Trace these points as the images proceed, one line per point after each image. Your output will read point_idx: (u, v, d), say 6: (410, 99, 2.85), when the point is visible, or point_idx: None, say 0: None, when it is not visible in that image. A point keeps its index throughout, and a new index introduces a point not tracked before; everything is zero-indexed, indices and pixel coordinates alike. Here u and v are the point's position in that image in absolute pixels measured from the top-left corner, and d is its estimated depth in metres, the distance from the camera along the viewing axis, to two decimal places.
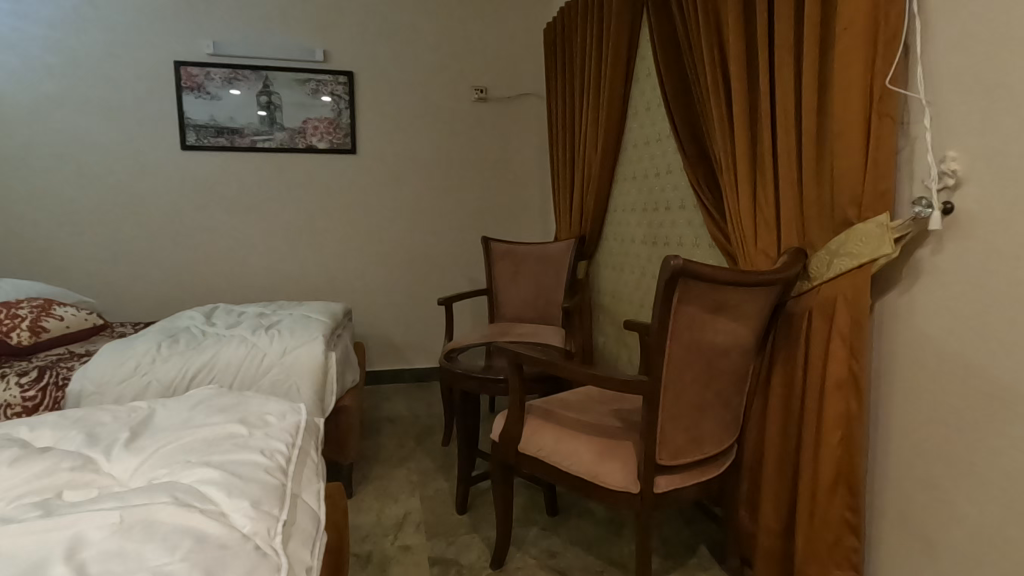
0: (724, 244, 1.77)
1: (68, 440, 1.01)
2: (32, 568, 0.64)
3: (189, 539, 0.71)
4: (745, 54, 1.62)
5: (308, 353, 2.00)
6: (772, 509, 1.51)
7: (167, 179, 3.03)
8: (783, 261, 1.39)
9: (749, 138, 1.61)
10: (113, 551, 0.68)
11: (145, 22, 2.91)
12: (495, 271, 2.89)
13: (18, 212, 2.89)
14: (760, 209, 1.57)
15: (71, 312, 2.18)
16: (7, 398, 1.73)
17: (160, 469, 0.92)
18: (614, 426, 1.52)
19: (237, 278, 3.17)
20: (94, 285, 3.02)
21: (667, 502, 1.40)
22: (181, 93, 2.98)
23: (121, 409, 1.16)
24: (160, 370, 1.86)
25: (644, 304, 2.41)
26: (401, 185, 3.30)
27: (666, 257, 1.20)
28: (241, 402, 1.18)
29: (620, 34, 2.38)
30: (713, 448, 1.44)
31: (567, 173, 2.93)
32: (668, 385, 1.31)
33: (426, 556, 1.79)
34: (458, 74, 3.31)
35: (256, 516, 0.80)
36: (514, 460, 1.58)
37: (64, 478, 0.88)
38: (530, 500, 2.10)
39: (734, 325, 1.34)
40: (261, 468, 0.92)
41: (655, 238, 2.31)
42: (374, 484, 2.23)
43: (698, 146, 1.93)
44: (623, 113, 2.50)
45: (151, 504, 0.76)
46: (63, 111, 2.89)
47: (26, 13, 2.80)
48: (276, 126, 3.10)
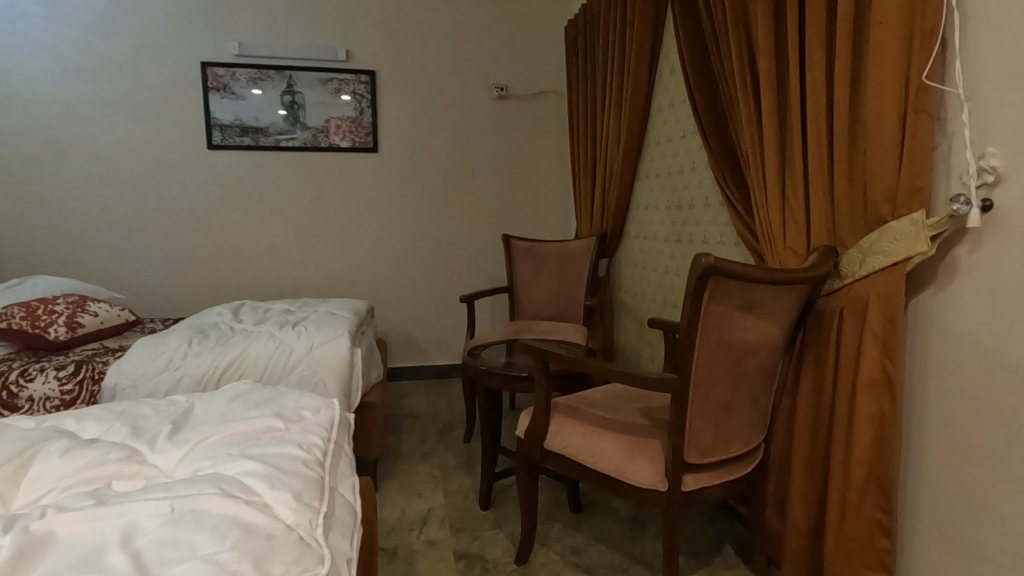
0: (751, 242, 1.76)
1: (113, 432, 1.05)
2: (91, 555, 0.67)
3: (237, 529, 0.73)
4: (775, 51, 1.60)
5: (335, 350, 2.03)
6: (801, 509, 1.50)
7: (194, 178, 3.09)
8: (814, 259, 1.38)
9: (778, 134, 1.59)
10: (167, 539, 0.70)
11: (173, 24, 2.97)
12: (516, 269, 2.89)
13: (53, 211, 2.98)
14: (789, 206, 1.56)
15: (105, 308, 2.24)
16: (47, 391, 1.78)
17: (202, 461, 0.94)
18: (641, 424, 1.52)
19: (262, 275, 3.22)
20: (124, 282, 3.09)
21: (694, 501, 1.40)
22: (207, 94, 3.03)
23: (161, 402, 1.20)
24: (191, 365, 1.90)
25: (667, 302, 2.39)
26: (422, 183, 3.33)
27: (696, 256, 1.20)
28: (275, 397, 1.20)
29: (644, 31, 2.36)
30: (741, 447, 1.43)
31: (589, 170, 2.93)
32: (697, 384, 1.31)
33: (451, 551, 1.80)
34: (479, 72, 3.32)
35: (298, 508, 0.82)
36: (540, 457, 1.59)
37: (112, 469, 0.91)
38: (553, 497, 2.11)
39: (763, 324, 1.34)
40: (300, 461, 0.94)
41: (678, 235, 2.30)
42: (398, 479, 2.25)
43: (725, 143, 1.92)
44: (646, 110, 2.49)
45: (198, 495, 0.78)
46: (95, 112, 2.96)
47: (59, 16, 2.87)
48: (299, 125, 3.14)
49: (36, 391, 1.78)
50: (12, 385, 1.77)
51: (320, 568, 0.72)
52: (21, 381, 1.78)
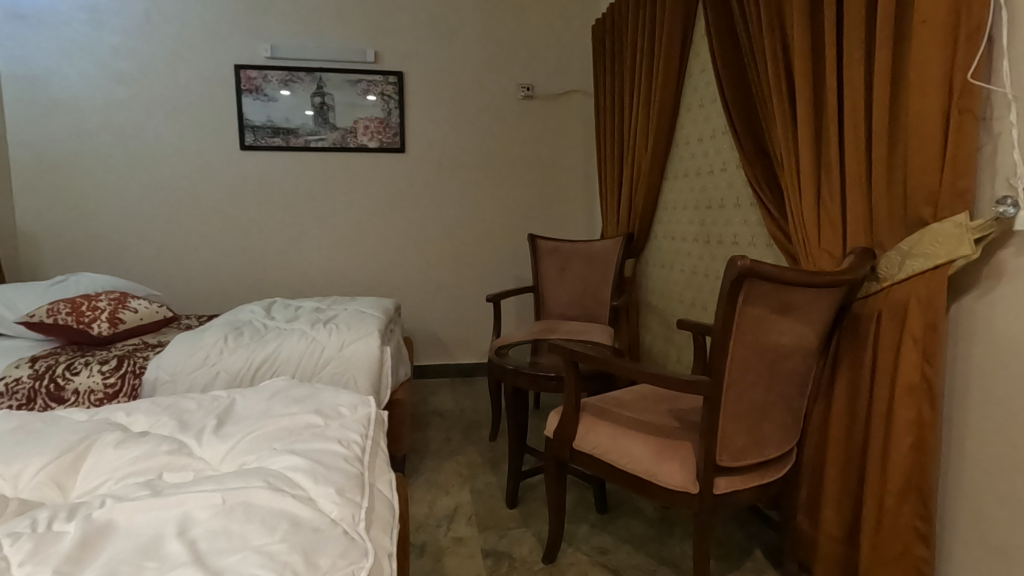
0: (784, 244, 1.74)
1: (162, 426, 1.09)
2: (149, 545, 0.70)
3: (285, 522, 0.76)
4: (812, 51, 1.57)
5: (365, 348, 2.07)
6: (834, 515, 1.48)
7: (227, 178, 3.16)
8: (851, 261, 1.36)
9: (814, 135, 1.57)
10: (220, 530, 0.73)
11: (207, 27, 3.05)
12: (541, 269, 2.90)
13: (93, 209, 3.08)
14: (825, 207, 1.53)
15: (144, 304, 2.31)
16: (91, 384, 1.86)
17: (248, 456, 0.97)
18: (671, 425, 1.51)
19: (292, 274, 3.28)
20: (159, 278, 3.18)
21: (726, 504, 1.39)
22: (240, 96, 3.10)
23: (204, 398, 1.24)
24: (227, 361, 1.95)
25: (695, 303, 2.38)
26: (448, 184, 3.35)
27: (732, 258, 1.19)
28: (313, 394, 1.23)
29: (674, 29, 2.34)
30: (774, 451, 1.42)
31: (615, 169, 2.91)
32: (729, 387, 1.30)
33: (479, 548, 1.82)
34: (505, 72, 3.33)
35: (341, 502, 0.84)
36: (569, 456, 1.60)
37: (163, 461, 0.95)
38: (579, 497, 2.11)
39: (799, 327, 1.32)
40: (340, 457, 0.97)
41: (707, 236, 2.27)
42: (424, 476, 2.28)
43: (757, 143, 1.90)
44: (675, 109, 2.47)
45: (248, 488, 0.80)
46: (133, 114, 3.05)
47: (100, 22, 2.97)
48: (328, 126, 3.19)
49: (81, 384, 1.85)
50: (59, 378, 1.85)
51: (364, 562, 0.74)
52: (67, 374, 1.86)
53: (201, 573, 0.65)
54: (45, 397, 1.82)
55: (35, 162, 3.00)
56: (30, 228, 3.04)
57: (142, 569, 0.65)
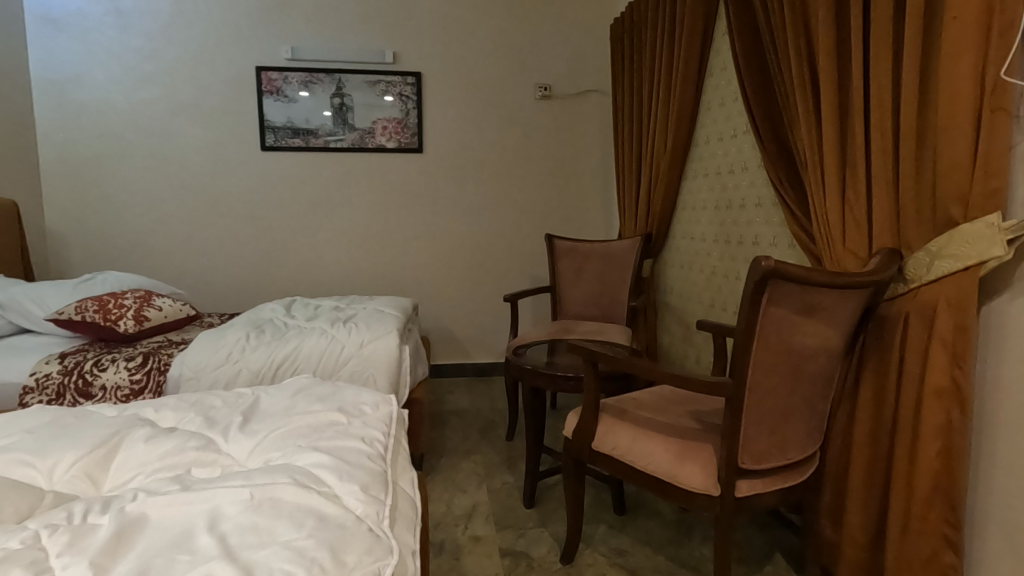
0: (807, 244, 1.71)
1: (189, 422, 1.11)
2: (180, 539, 0.71)
3: (312, 518, 0.77)
4: (836, 48, 1.55)
5: (384, 346, 2.08)
6: (859, 520, 1.46)
7: (248, 179, 3.21)
8: (877, 262, 1.34)
9: (839, 134, 1.55)
10: (248, 525, 0.74)
11: (230, 30, 3.09)
12: (558, 269, 2.89)
13: (118, 209, 3.14)
14: (850, 207, 1.51)
15: (168, 303, 2.35)
16: (118, 380, 1.89)
17: (273, 452, 0.99)
18: (692, 427, 1.50)
19: (311, 273, 3.32)
20: (182, 277, 3.24)
21: (748, 507, 1.38)
22: (262, 97, 3.14)
23: (228, 395, 1.25)
24: (249, 358, 1.98)
25: (715, 304, 2.35)
26: (466, 184, 3.36)
27: (756, 258, 1.18)
28: (336, 391, 1.25)
29: (694, 27, 2.32)
30: (798, 454, 1.40)
31: (633, 169, 2.90)
32: (752, 388, 1.28)
33: (497, 547, 1.83)
34: (523, 72, 3.33)
35: (366, 499, 0.85)
36: (588, 457, 1.60)
37: (191, 456, 0.96)
38: (597, 498, 2.11)
39: (824, 328, 1.30)
40: (364, 455, 0.98)
41: (727, 236, 2.25)
42: (442, 475, 2.29)
43: (779, 142, 1.88)
44: (695, 108, 2.45)
45: (275, 485, 0.81)
46: (157, 115, 3.11)
47: (126, 25, 3.03)
48: (347, 126, 3.22)
49: (109, 379, 1.89)
50: (87, 374, 1.89)
51: (390, 559, 0.75)
52: (95, 370, 1.90)
53: (231, 567, 0.66)
54: (74, 392, 1.87)
55: (64, 163, 3.07)
56: (59, 227, 3.11)
57: (175, 562, 0.67)
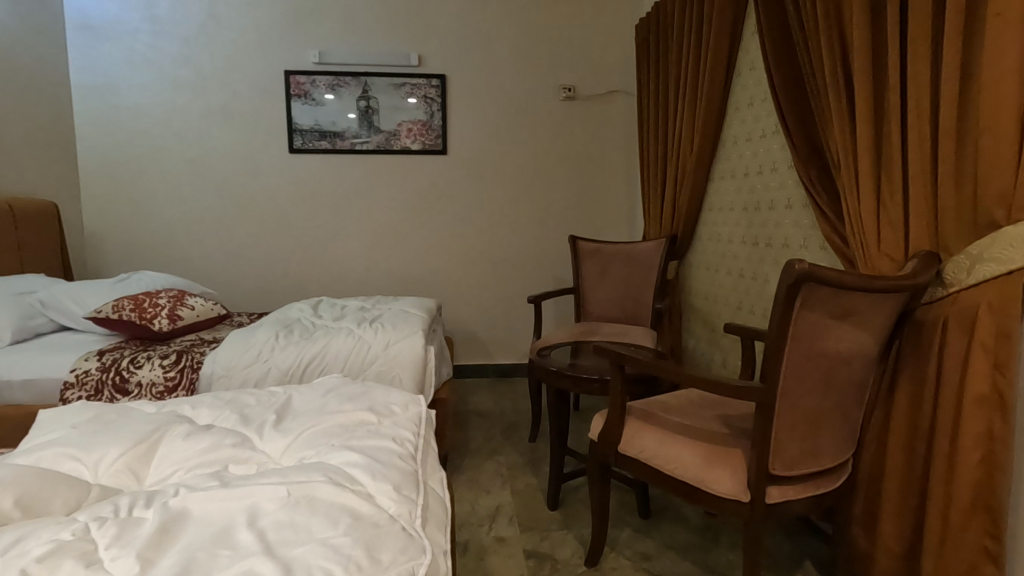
0: (839, 246, 1.68)
1: (225, 419, 1.14)
2: (222, 534, 0.73)
3: (347, 516, 0.78)
4: (872, 46, 1.52)
5: (410, 346, 2.10)
6: (893, 530, 1.43)
7: (277, 181, 3.27)
8: (914, 266, 1.30)
9: (873, 134, 1.51)
10: (286, 522, 0.75)
11: (260, 35, 3.15)
12: (582, 270, 2.88)
13: (152, 211, 3.23)
14: (885, 209, 1.48)
15: (200, 302, 2.41)
16: (152, 377, 1.95)
17: (306, 451, 1.01)
18: (720, 431, 1.48)
19: (337, 273, 3.37)
20: (213, 277, 3.31)
21: (777, 514, 1.36)
22: (290, 101, 3.20)
23: (262, 393, 1.28)
24: (279, 358, 2.02)
25: (742, 306, 2.32)
26: (490, 186, 3.38)
27: (789, 262, 1.16)
28: (366, 391, 1.26)
29: (722, 27, 2.29)
30: (830, 461, 1.38)
31: (658, 170, 2.88)
32: (784, 393, 1.26)
33: (521, 549, 1.83)
34: (547, 73, 3.33)
35: (398, 499, 0.86)
36: (614, 460, 1.59)
37: (227, 453, 0.99)
38: (622, 501, 2.10)
39: (859, 333, 1.27)
40: (395, 455, 0.99)
41: (755, 238, 2.22)
42: (466, 475, 2.30)
43: (811, 142, 1.84)
44: (723, 108, 2.42)
45: (311, 482, 0.83)
46: (190, 119, 3.19)
47: (161, 32, 3.12)
48: (372, 129, 3.26)
49: (144, 376, 1.94)
50: (123, 371, 1.95)
51: (423, 558, 0.75)
52: (131, 367, 1.96)
53: (272, 563, 0.67)
54: (112, 388, 1.92)
55: (101, 166, 3.17)
56: (96, 228, 3.21)
57: (217, 557, 0.68)
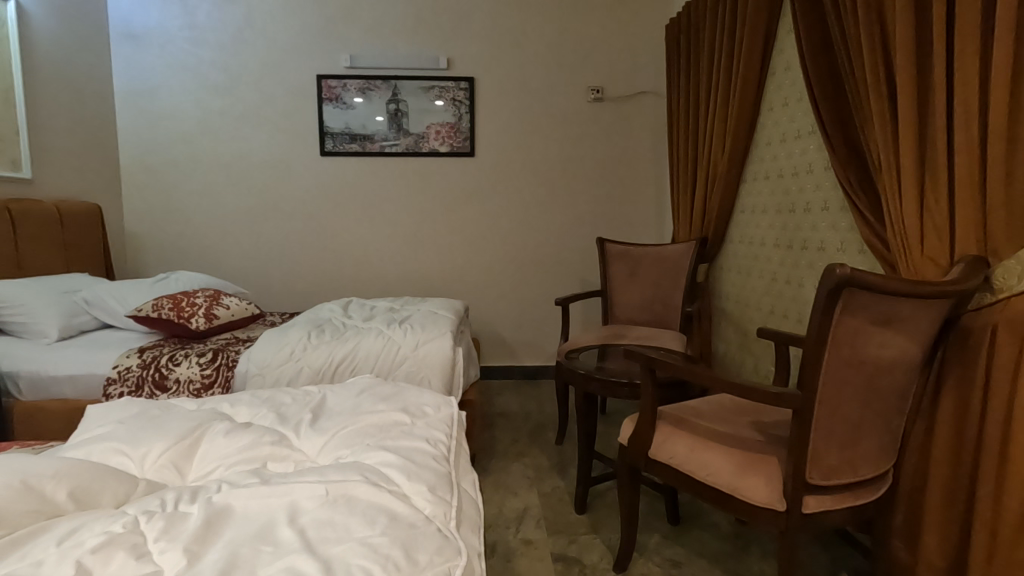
0: (880, 250, 1.63)
1: (263, 417, 1.16)
2: (263, 530, 0.74)
3: (384, 516, 0.79)
4: (916, 43, 1.47)
5: (438, 347, 2.12)
6: (937, 544, 1.39)
7: (308, 183, 3.33)
8: (961, 271, 1.26)
9: (917, 135, 1.47)
10: (325, 520, 0.76)
11: (293, 41, 3.22)
12: (610, 272, 2.85)
13: (188, 212, 3.32)
14: (930, 212, 1.43)
15: (235, 302, 2.47)
16: (190, 374, 2.00)
17: (343, 450, 1.02)
18: (755, 438, 1.45)
19: (366, 274, 3.41)
20: (246, 277, 3.39)
21: (815, 525, 1.32)
22: (322, 104, 3.26)
23: (298, 392, 1.31)
24: (311, 357, 2.05)
25: (775, 310, 2.27)
26: (517, 188, 3.38)
27: (830, 266, 1.13)
28: (398, 392, 1.28)
29: (757, 26, 2.26)
30: (870, 472, 1.34)
31: (688, 172, 2.84)
32: (823, 401, 1.24)
33: (549, 552, 1.82)
34: (575, 75, 3.32)
35: (433, 500, 0.87)
36: (644, 465, 1.58)
37: (267, 451, 1.01)
38: (651, 506, 2.07)
39: (902, 341, 1.24)
40: (429, 455, 1.00)
41: (790, 241, 2.17)
42: (493, 477, 2.31)
43: (849, 143, 1.80)
44: (756, 108, 2.38)
45: (348, 482, 0.84)
46: (226, 123, 3.27)
47: (199, 38, 3.21)
48: (401, 131, 3.29)
49: (182, 373, 2.00)
50: (163, 368, 2.01)
51: (459, 560, 0.75)
52: (170, 364, 2.02)
53: (313, 561, 0.69)
54: (151, 385, 1.98)
55: (142, 170, 3.28)
56: (136, 229, 3.32)
57: (260, 553, 0.70)
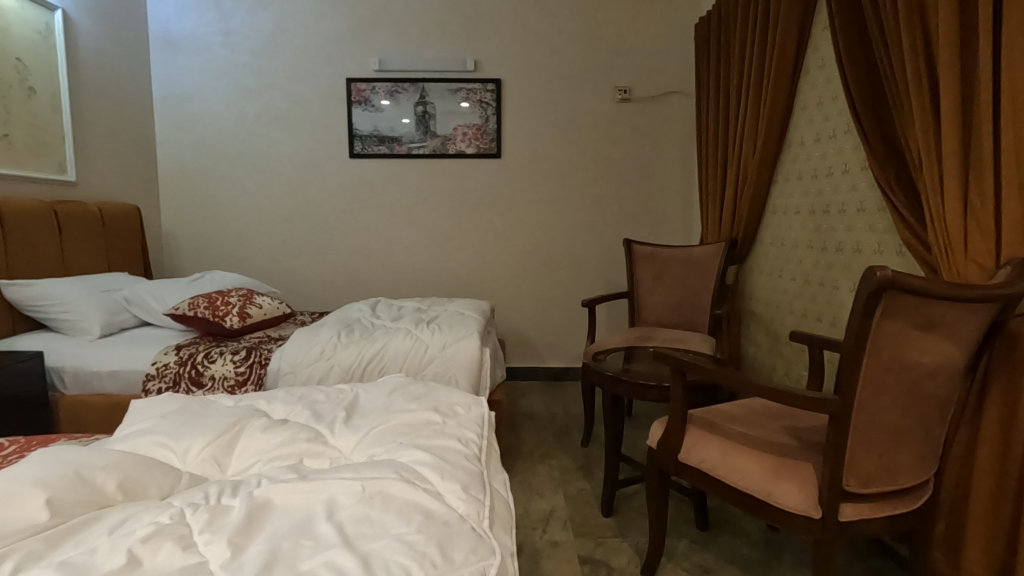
0: (920, 252, 1.59)
1: (298, 414, 1.19)
2: (303, 524, 0.76)
3: (419, 514, 0.80)
4: (961, 38, 1.42)
5: (466, 347, 2.13)
6: (980, 557, 1.34)
7: (337, 184, 3.38)
8: (1009, 274, 1.21)
9: (961, 134, 1.42)
10: (363, 516, 0.78)
11: (323, 45, 3.28)
12: (637, 274, 2.83)
13: (222, 213, 3.41)
14: (974, 213, 1.38)
15: (268, 301, 2.52)
16: (224, 372, 2.05)
17: (376, 447, 1.04)
18: (789, 444, 1.42)
19: (394, 275, 3.46)
20: (277, 276, 3.46)
21: (852, 534, 1.29)
22: (351, 107, 3.31)
23: (331, 390, 1.33)
24: (341, 356, 2.09)
25: (808, 314, 2.23)
26: (544, 189, 3.38)
27: (871, 268, 1.10)
28: (429, 391, 1.29)
29: (790, 24, 2.21)
30: (910, 480, 1.30)
31: (718, 172, 2.80)
32: (862, 407, 1.21)
33: (576, 554, 1.82)
34: (602, 75, 3.30)
35: (467, 499, 0.87)
36: (673, 468, 1.56)
37: (303, 447, 1.04)
38: (679, 510, 2.05)
39: (945, 345, 1.20)
40: (461, 455, 1.01)
41: (823, 242, 2.13)
42: (519, 477, 2.31)
43: (887, 143, 1.76)
44: (789, 108, 2.33)
45: (384, 479, 0.86)
46: (258, 127, 3.35)
47: (234, 44, 3.29)
48: (429, 133, 3.33)
49: (217, 371, 2.05)
50: (199, 365, 2.07)
51: (493, 558, 0.75)
52: (206, 361, 2.07)
53: (352, 556, 0.70)
54: (188, 381, 2.04)
55: (178, 172, 3.38)
56: (173, 230, 3.42)
57: (301, 547, 0.71)
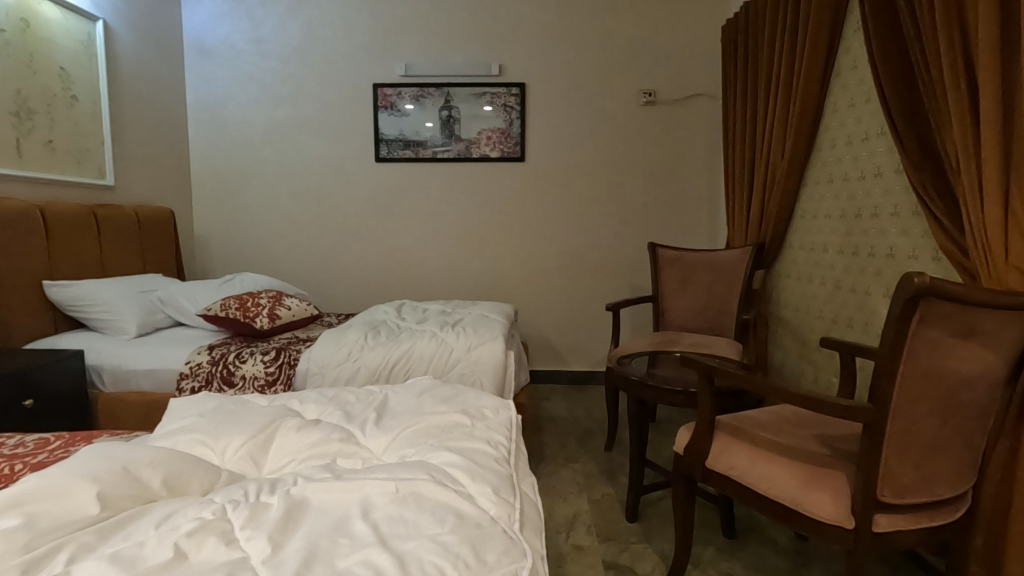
0: (958, 257, 1.55)
1: (330, 414, 1.21)
2: (339, 523, 0.77)
3: (452, 515, 0.81)
4: (1001, 39, 1.39)
5: (491, 350, 2.14)
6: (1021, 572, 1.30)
7: (363, 188, 3.43)
8: None
9: (1002, 136, 1.39)
10: (397, 516, 0.79)
11: (351, 51, 3.34)
12: (662, 278, 2.81)
13: (251, 217, 3.49)
14: (1016, 217, 1.34)
15: (296, 303, 2.57)
16: (255, 371, 2.10)
17: (408, 448, 1.05)
18: (821, 452, 1.40)
19: (418, 277, 3.49)
20: (303, 278, 3.53)
21: (886, 545, 1.26)
22: (377, 112, 3.36)
23: (361, 391, 1.35)
24: (368, 357, 2.12)
25: (838, 319, 2.18)
26: (568, 192, 3.38)
27: (908, 274, 1.08)
28: (457, 394, 1.30)
29: (821, 26, 2.18)
30: (947, 491, 1.27)
31: (745, 175, 2.77)
32: (897, 416, 1.18)
33: (600, 559, 1.81)
34: (627, 79, 3.29)
35: (497, 501, 0.88)
36: (700, 475, 1.54)
37: (336, 447, 1.06)
38: (705, 518, 2.03)
39: (985, 354, 1.17)
40: (490, 458, 1.02)
41: (855, 247, 2.09)
42: (542, 481, 2.31)
43: (923, 146, 1.72)
44: (819, 110, 2.29)
45: (417, 480, 0.87)
46: (287, 131, 3.42)
47: (264, 51, 3.37)
48: (453, 137, 3.35)
49: (248, 370, 2.10)
50: (230, 365, 2.12)
51: (524, 561, 0.76)
52: (237, 361, 2.12)
53: (387, 554, 0.71)
54: (220, 380, 2.09)
55: (210, 177, 3.47)
56: (204, 233, 3.51)
57: (338, 545, 0.73)
